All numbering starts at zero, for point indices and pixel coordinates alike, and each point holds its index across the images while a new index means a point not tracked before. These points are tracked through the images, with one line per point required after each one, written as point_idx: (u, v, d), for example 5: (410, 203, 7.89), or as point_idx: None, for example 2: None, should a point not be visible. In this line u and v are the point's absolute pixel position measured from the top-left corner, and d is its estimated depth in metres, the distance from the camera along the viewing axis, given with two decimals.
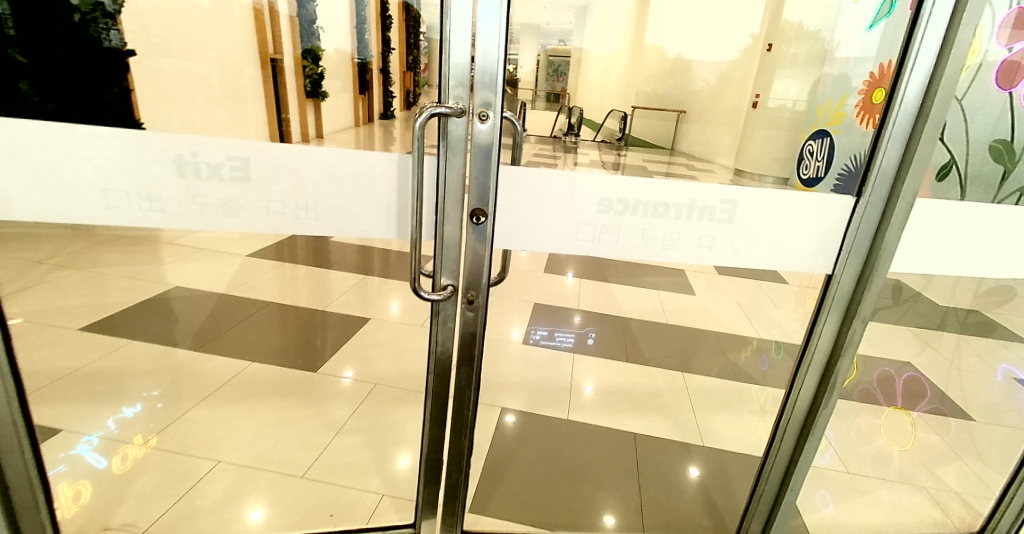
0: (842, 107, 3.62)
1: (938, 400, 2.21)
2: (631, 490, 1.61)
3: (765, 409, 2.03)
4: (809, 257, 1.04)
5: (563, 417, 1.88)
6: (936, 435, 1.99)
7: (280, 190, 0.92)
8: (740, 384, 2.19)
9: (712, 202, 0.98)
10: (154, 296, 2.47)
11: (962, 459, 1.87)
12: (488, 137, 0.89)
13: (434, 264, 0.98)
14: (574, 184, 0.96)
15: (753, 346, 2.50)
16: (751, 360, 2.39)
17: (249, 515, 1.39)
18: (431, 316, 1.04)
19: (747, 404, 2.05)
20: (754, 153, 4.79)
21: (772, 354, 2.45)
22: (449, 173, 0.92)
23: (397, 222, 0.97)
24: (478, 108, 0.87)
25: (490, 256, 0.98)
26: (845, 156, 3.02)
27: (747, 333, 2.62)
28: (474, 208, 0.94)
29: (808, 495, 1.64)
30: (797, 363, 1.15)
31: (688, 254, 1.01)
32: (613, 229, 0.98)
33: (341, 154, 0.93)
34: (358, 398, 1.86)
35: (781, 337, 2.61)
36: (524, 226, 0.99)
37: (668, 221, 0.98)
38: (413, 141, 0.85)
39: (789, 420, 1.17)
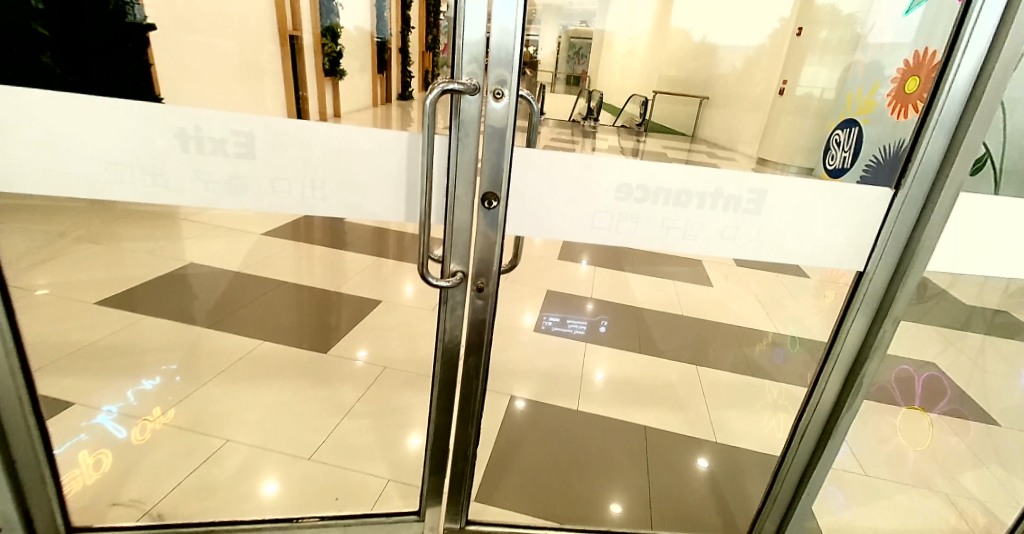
0: (872, 96, 3.49)
1: (958, 400, 2.14)
2: (640, 482, 1.58)
3: (780, 404, 1.98)
4: (839, 252, 0.98)
5: (574, 408, 1.85)
6: (956, 436, 1.93)
7: (286, 168, 0.89)
8: (755, 379, 2.13)
9: (739, 192, 0.92)
10: (172, 271, 2.49)
11: (983, 463, 1.80)
12: (501, 118, 0.85)
13: (443, 249, 0.95)
14: (591, 167, 0.90)
15: (768, 340, 2.45)
16: (765, 353, 2.33)
17: (263, 488, 1.40)
18: (438, 303, 1.00)
19: (760, 398, 2.01)
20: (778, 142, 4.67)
21: (788, 348, 2.39)
22: (461, 155, 0.88)
23: (406, 205, 0.93)
24: (492, 86, 0.83)
25: (501, 243, 0.95)
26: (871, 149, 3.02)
27: (765, 327, 2.55)
28: (485, 192, 0.90)
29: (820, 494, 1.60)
30: (821, 362, 1.09)
31: (711, 246, 0.96)
32: (631, 216, 0.93)
33: (349, 132, 0.89)
34: (368, 381, 1.85)
35: (799, 333, 2.53)
36: (538, 212, 0.94)
37: (690, 211, 0.93)
38: (423, 121, 0.81)
39: (810, 421, 1.12)
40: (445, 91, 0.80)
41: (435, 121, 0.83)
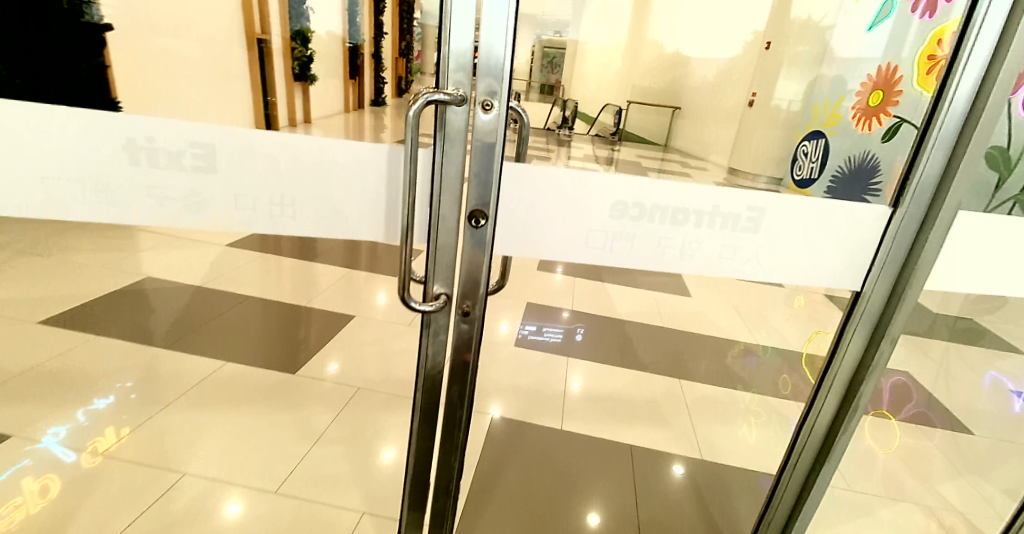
0: (838, 109, 3.96)
1: (924, 403, 2.20)
2: (623, 496, 1.55)
3: (753, 409, 2.01)
4: (838, 271, 0.94)
5: (557, 427, 1.79)
6: (923, 440, 1.96)
7: (250, 182, 0.80)
8: (729, 388, 2.13)
9: (737, 209, 0.88)
10: (130, 286, 2.34)
11: (954, 470, 1.82)
12: (489, 132, 0.79)
13: (425, 269, 0.88)
14: (584, 182, 0.85)
15: (740, 346, 2.46)
16: (738, 359, 2.36)
17: (227, 508, 1.34)
18: (420, 327, 0.93)
19: (733, 406, 2.01)
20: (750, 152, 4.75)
21: (761, 354, 2.41)
22: (445, 170, 0.82)
23: (384, 223, 0.86)
24: (481, 97, 0.77)
25: (488, 263, 0.88)
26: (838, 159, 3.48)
27: (738, 334, 2.58)
28: (472, 210, 0.84)
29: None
30: (816, 383, 1.07)
31: (707, 266, 0.91)
32: (626, 235, 0.88)
33: (320, 144, 0.81)
34: (340, 404, 1.75)
35: (769, 340, 2.55)
36: (528, 230, 0.88)
37: (688, 229, 0.88)
38: (406, 133, 0.76)
39: (806, 443, 1.09)
40: (430, 101, 0.75)
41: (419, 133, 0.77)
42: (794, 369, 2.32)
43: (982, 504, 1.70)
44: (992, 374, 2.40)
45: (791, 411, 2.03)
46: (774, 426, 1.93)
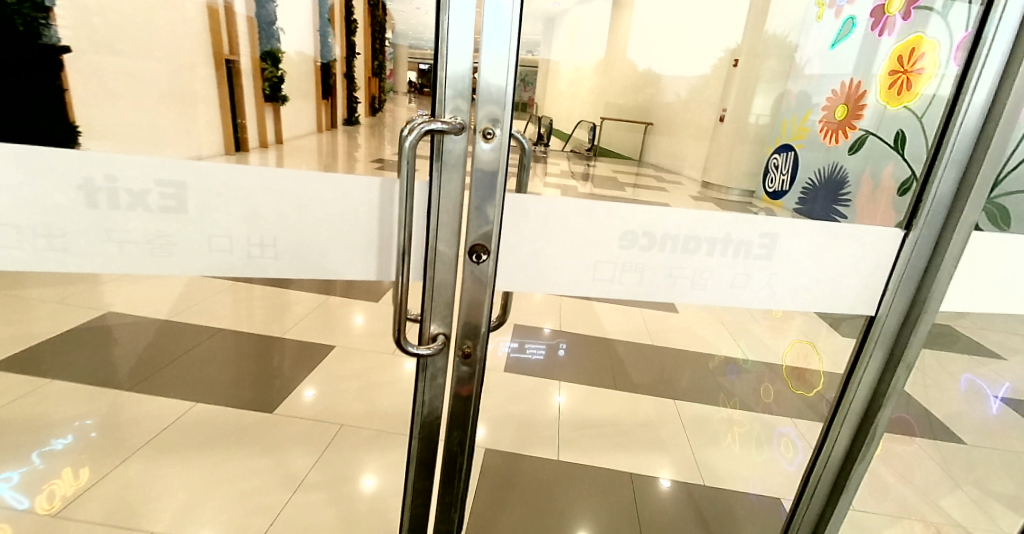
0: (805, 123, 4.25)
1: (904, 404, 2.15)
2: (615, 519, 1.52)
3: (735, 418, 2.03)
4: (851, 296, 0.91)
5: (552, 458, 1.71)
6: (908, 444, 1.95)
7: (226, 221, 0.72)
8: (710, 397, 2.14)
9: (750, 236, 0.84)
10: (91, 321, 2.20)
11: (948, 481, 1.80)
12: (492, 161, 0.73)
13: (421, 309, 0.81)
14: (591, 212, 0.80)
15: (721, 357, 2.48)
16: (720, 368, 2.38)
17: None
18: (415, 371, 0.86)
19: (715, 415, 2.02)
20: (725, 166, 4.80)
21: (741, 364, 2.44)
22: (443, 203, 0.76)
23: (376, 261, 0.79)
24: (482, 125, 0.72)
25: (490, 300, 0.82)
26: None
27: (720, 344, 2.60)
28: (473, 244, 0.78)
29: (771, 507, 1.61)
30: (830, 412, 1.02)
31: (719, 296, 0.87)
32: (636, 266, 0.83)
33: (304, 177, 0.74)
34: (322, 444, 1.64)
35: (749, 351, 2.56)
36: (532, 263, 0.82)
37: (699, 258, 0.84)
38: (400, 164, 0.70)
39: (820, 475, 1.04)
40: (427, 130, 0.69)
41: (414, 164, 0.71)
42: (775, 377, 2.37)
43: (973, 514, 1.70)
44: (967, 376, 2.41)
45: (774, 422, 2.04)
46: (757, 433, 1.96)
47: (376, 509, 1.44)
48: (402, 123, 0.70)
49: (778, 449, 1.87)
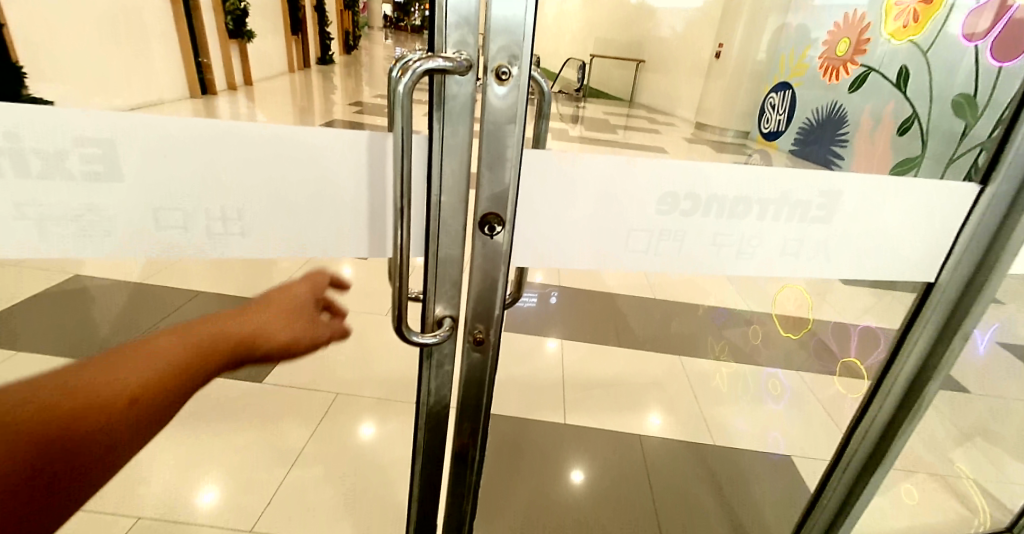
0: (804, 59, 4.16)
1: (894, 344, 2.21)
2: (613, 462, 1.53)
3: (723, 360, 2.04)
4: (911, 262, 0.80)
5: (560, 422, 1.65)
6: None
7: (176, 190, 0.57)
8: (699, 335, 2.19)
9: (810, 195, 0.71)
10: (66, 284, 2.03)
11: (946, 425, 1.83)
12: (505, 111, 0.59)
13: (425, 288, 0.69)
14: (628, 171, 0.66)
15: (712, 302, 2.46)
16: (711, 313, 2.37)
17: (200, 497, 1.29)
18: (419, 359, 0.74)
19: (703, 352, 2.07)
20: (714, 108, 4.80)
21: (730, 308, 2.43)
22: (449, 163, 0.61)
23: (365, 236, 0.65)
24: (494, 62, 0.57)
25: (504, 276, 0.70)
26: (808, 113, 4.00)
27: (710, 288, 2.59)
28: (485, 212, 0.64)
29: (757, 444, 1.66)
30: (872, 385, 0.95)
31: (768, 265, 0.75)
32: (675, 234, 0.70)
33: (269, 133, 0.58)
34: (318, 415, 1.56)
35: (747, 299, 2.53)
36: (554, 235, 0.69)
37: (749, 222, 0.71)
38: (394, 118, 0.56)
39: (855, 446, 0.99)
40: (424, 71, 0.54)
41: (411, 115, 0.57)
42: (765, 320, 2.38)
43: (961, 449, 1.74)
44: None
45: (763, 363, 2.07)
46: (744, 373, 1.99)
47: (374, 471, 1.40)
48: (393, 62, 0.56)
49: (765, 388, 1.92)
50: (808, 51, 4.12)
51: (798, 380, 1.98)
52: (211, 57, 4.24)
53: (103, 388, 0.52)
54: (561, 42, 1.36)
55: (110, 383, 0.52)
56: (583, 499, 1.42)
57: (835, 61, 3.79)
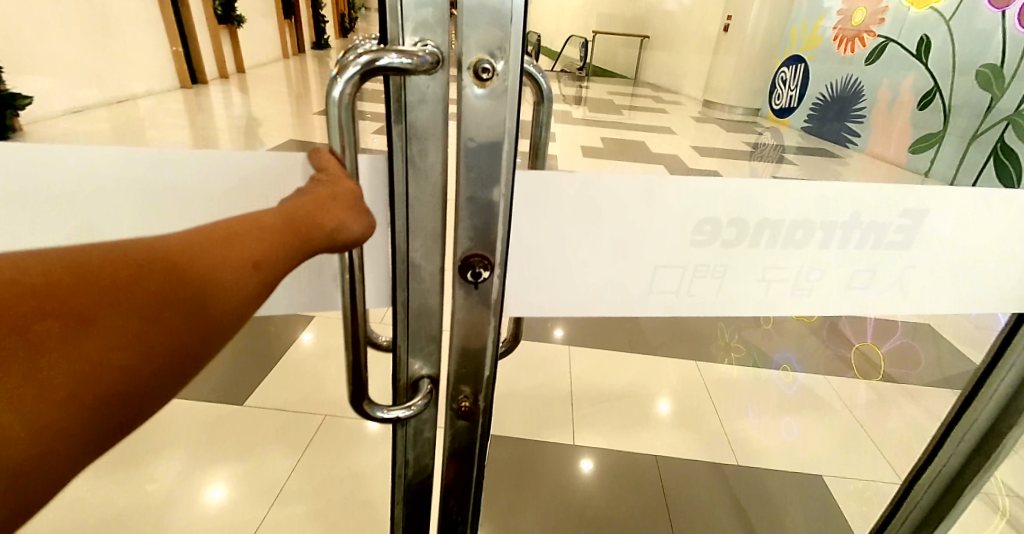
0: (818, 31, 3.92)
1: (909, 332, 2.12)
2: (625, 482, 1.41)
3: (731, 343, 1.98)
4: (1003, 293, 0.64)
5: (568, 444, 1.50)
6: (904, 369, 1.94)
7: (42, 236, 0.47)
8: (708, 322, 2.08)
9: (886, 217, 0.55)
10: None
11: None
12: (489, 124, 0.43)
13: (394, 339, 0.55)
14: (654, 197, 0.50)
15: None
16: None
17: (209, 494, 1.21)
18: (392, 427, 0.60)
19: (712, 341, 1.98)
20: (722, 86, 4.63)
21: None
22: (415, 194, 0.46)
23: (313, 286, 0.59)
24: (471, 55, 0.40)
25: (497, 330, 0.54)
26: (821, 87, 3.90)
27: None
28: (466, 254, 0.49)
29: (770, 428, 1.63)
30: (945, 421, 0.80)
31: (825, 304, 0.60)
32: (710, 270, 0.55)
33: (163, 170, 0.47)
34: (303, 441, 1.36)
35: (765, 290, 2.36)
36: (558, 276, 0.53)
37: (807, 253, 0.55)
38: (333, 135, 0.42)
39: (922, 486, 0.85)
40: (370, 72, 0.39)
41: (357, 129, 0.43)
42: None
43: None
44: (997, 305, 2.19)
45: (770, 347, 1.99)
46: (754, 366, 1.88)
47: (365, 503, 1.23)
48: (336, 57, 0.41)
49: (776, 375, 1.85)
50: (821, 22, 3.88)
51: (811, 367, 1.91)
52: (198, 45, 4.05)
53: (172, 259, 0.30)
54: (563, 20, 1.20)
55: (161, 253, 0.29)
56: (591, 489, 1.39)
57: (849, 31, 3.58)
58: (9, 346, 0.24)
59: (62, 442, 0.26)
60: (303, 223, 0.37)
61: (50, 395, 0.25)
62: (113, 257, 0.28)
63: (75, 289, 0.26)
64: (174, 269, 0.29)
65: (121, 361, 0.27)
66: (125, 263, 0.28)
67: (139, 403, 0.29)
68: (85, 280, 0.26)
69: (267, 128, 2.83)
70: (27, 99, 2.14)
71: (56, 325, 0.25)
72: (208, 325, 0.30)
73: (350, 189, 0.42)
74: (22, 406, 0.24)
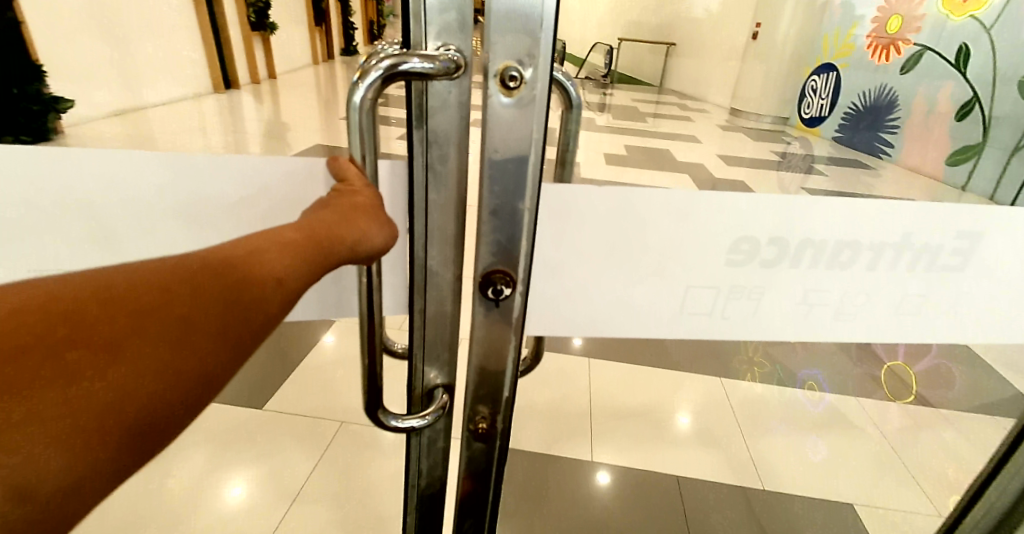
0: None
1: (945, 352, 2.02)
2: (641, 494, 1.39)
3: (756, 358, 1.92)
4: None
5: (586, 459, 1.46)
6: (938, 391, 1.85)
7: (70, 241, 0.48)
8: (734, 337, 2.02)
9: (941, 238, 0.51)
10: None
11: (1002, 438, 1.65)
12: (513, 136, 0.40)
13: (410, 346, 0.53)
14: (689, 214, 0.47)
15: None
16: None
17: (229, 492, 1.21)
18: (407, 437, 0.61)
19: (735, 356, 1.91)
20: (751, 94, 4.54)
21: None
22: (435, 202, 0.45)
23: (328, 294, 0.58)
24: (498, 62, 0.38)
25: (518, 348, 0.51)
26: None
27: None
28: (488, 269, 0.46)
29: (794, 445, 1.58)
30: (997, 454, 0.75)
31: (869, 328, 0.56)
32: (747, 293, 0.52)
33: (174, 175, 0.47)
34: (322, 443, 1.34)
35: None
36: (585, 296, 0.51)
37: (852, 275, 0.52)
38: (353, 139, 0.41)
39: (971, 523, 0.80)
40: (390, 76, 0.37)
41: (376, 135, 0.42)
42: None
43: None
44: None
45: (794, 363, 1.91)
46: (778, 383, 1.81)
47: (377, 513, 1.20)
48: (358, 60, 0.39)
49: (801, 394, 1.78)
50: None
51: (839, 385, 1.83)
52: (232, 52, 4.15)
53: (192, 283, 0.31)
54: (591, 25, 1.17)
55: (191, 276, 0.32)
56: (607, 500, 1.37)
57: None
58: (43, 374, 0.26)
59: (95, 463, 0.28)
60: (320, 240, 0.38)
61: (83, 420, 0.27)
62: (145, 284, 0.30)
63: (103, 317, 0.28)
64: (195, 293, 0.31)
65: (147, 385, 0.29)
66: (148, 290, 0.30)
67: (166, 425, 0.30)
68: (120, 306, 0.29)
69: (294, 132, 2.87)
70: (68, 103, 2.21)
71: (88, 353, 0.27)
72: (237, 340, 0.33)
73: (375, 198, 0.44)
74: (56, 433, 0.26)
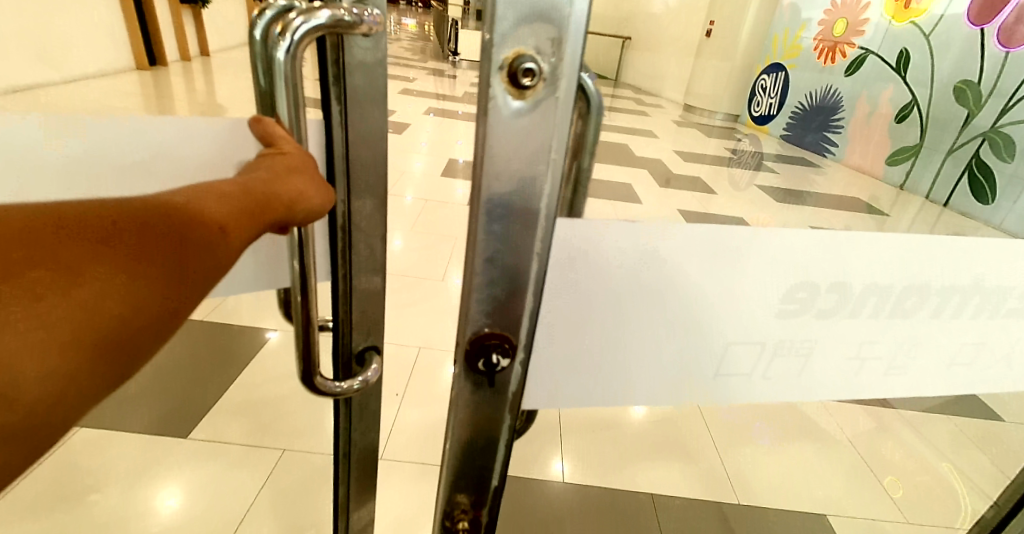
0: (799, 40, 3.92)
1: None
2: (605, 503, 1.32)
3: None
4: None
5: (556, 481, 1.35)
6: None
7: None
8: None
9: (1012, 282, 0.43)
10: None
11: (955, 435, 1.66)
12: (519, 157, 0.28)
13: (337, 315, 0.47)
14: (742, 259, 0.36)
15: None
16: None
17: (161, 502, 1.03)
18: (336, 404, 0.53)
19: None
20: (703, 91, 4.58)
21: None
22: (360, 161, 0.40)
23: (248, 267, 0.44)
24: (505, 50, 0.25)
25: (513, 423, 0.39)
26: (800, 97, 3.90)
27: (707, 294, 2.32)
28: (480, 335, 0.34)
29: (744, 431, 1.57)
30: None
31: (918, 382, 0.48)
32: (793, 348, 0.42)
33: (32, 148, 0.32)
34: (267, 468, 1.13)
35: None
36: (605, 362, 0.39)
37: (914, 323, 0.43)
38: (279, 104, 0.34)
39: None
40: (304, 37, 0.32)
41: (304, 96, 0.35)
42: None
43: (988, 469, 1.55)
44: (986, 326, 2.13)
45: None
46: None
47: None
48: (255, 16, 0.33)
49: None
50: (801, 32, 3.87)
51: None
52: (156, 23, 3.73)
53: (143, 218, 0.24)
54: None
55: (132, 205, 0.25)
56: (564, 494, 1.33)
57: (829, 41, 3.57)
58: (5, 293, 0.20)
59: (68, 394, 0.22)
60: (261, 199, 0.29)
61: (62, 337, 0.21)
62: (80, 212, 0.23)
63: (61, 234, 0.22)
64: (149, 226, 0.24)
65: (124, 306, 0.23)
66: (93, 214, 0.23)
67: (139, 352, 0.24)
68: (59, 225, 0.22)
69: None
70: None
71: (51, 272, 0.21)
72: (201, 282, 0.26)
73: (308, 160, 0.35)
74: (29, 350, 0.20)
